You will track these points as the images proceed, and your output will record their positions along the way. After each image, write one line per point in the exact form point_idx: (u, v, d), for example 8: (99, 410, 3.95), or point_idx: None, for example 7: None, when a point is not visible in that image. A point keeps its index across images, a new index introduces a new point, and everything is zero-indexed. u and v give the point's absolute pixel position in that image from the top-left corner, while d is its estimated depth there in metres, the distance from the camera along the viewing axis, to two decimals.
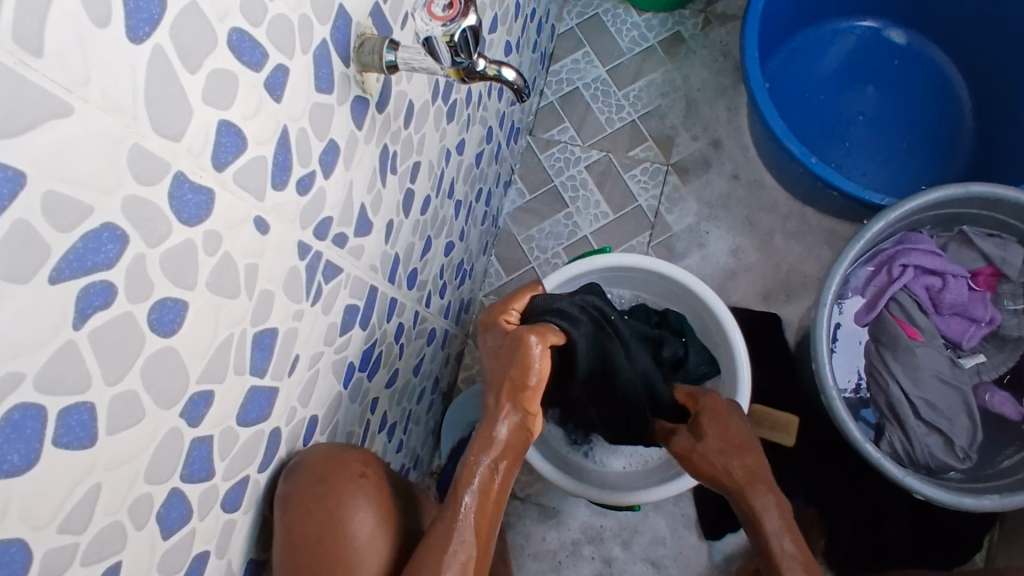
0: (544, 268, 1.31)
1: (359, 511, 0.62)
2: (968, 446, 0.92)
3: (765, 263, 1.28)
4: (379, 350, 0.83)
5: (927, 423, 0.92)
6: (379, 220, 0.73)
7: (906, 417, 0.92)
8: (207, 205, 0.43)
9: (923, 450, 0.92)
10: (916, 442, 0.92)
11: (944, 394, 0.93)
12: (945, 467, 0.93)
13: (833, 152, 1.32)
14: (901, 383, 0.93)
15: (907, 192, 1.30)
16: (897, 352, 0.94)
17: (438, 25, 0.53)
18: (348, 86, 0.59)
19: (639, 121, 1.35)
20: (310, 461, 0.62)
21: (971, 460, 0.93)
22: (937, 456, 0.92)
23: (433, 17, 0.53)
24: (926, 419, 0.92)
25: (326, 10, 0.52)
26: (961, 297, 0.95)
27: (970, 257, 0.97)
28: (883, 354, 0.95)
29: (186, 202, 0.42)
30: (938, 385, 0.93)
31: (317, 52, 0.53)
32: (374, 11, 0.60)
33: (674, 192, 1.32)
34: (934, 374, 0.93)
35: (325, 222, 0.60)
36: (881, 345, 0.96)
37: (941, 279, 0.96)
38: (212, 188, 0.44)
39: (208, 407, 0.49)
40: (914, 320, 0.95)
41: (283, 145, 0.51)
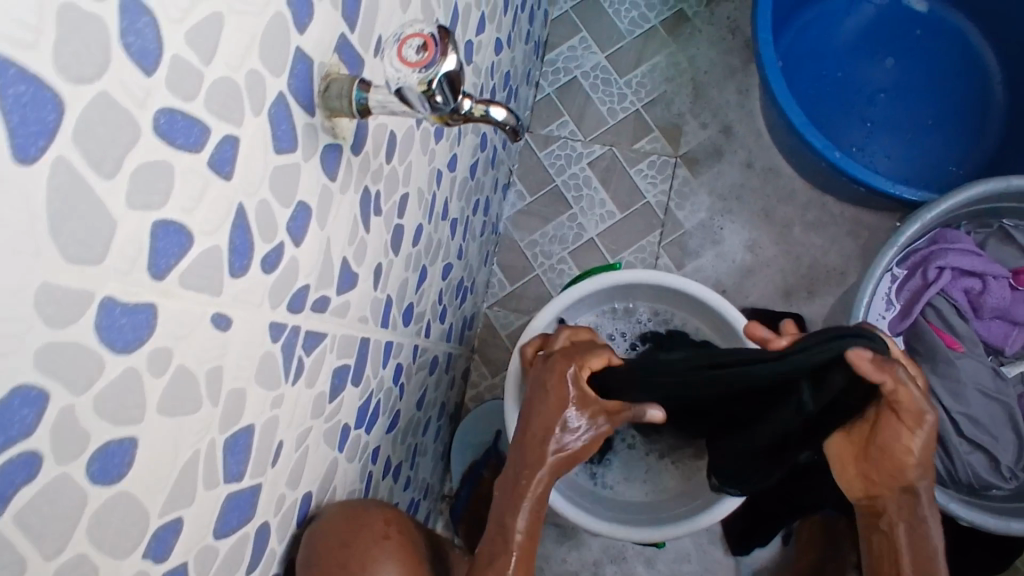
0: (550, 275, 1.24)
1: (384, 566, 0.60)
2: (1014, 464, 0.85)
3: (785, 258, 1.20)
4: (376, 399, 0.77)
5: (969, 439, 0.86)
6: (365, 269, 0.66)
7: (947, 434, 0.86)
8: (148, 323, 0.37)
9: (965, 469, 0.85)
10: (957, 461, 0.85)
11: (988, 409, 0.86)
12: (990, 488, 0.86)
13: (854, 134, 1.22)
14: (939, 395, 0.87)
15: (937, 171, 1.21)
16: (937, 364, 0.87)
17: (414, 72, 0.46)
18: (315, 137, 0.51)
19: (643, 110, 1.26)
20: (333, 522, 0.60)
21: (1018, 480, 0.86)
22: (981, 475, 0.85)
23: (407, 63, 0.47)
24: (968, 435, 0.86)
25: (279, 58, 0.44)
26: (1004, 300, 0.89)
27: (1011, 253, 0.91)
28: (921, 366, 0.89)
29: (121, 327, 0.35)
30: (982, 399, 0.86)
31: (273, 109, 0.45)
32: (341, 44, 0.52)
33: (684, 185, 1.23)
34: (978, 388, 0.86)
35: (301, 292, 0.53)
36: (919, 356, 0.89)
37: (981, 281, 0.90)
38: (154, 302, 0.37)
39: (176, 536, 0.43)
40: (953, 328, 0.89)
41: (240, 225, 0.43)
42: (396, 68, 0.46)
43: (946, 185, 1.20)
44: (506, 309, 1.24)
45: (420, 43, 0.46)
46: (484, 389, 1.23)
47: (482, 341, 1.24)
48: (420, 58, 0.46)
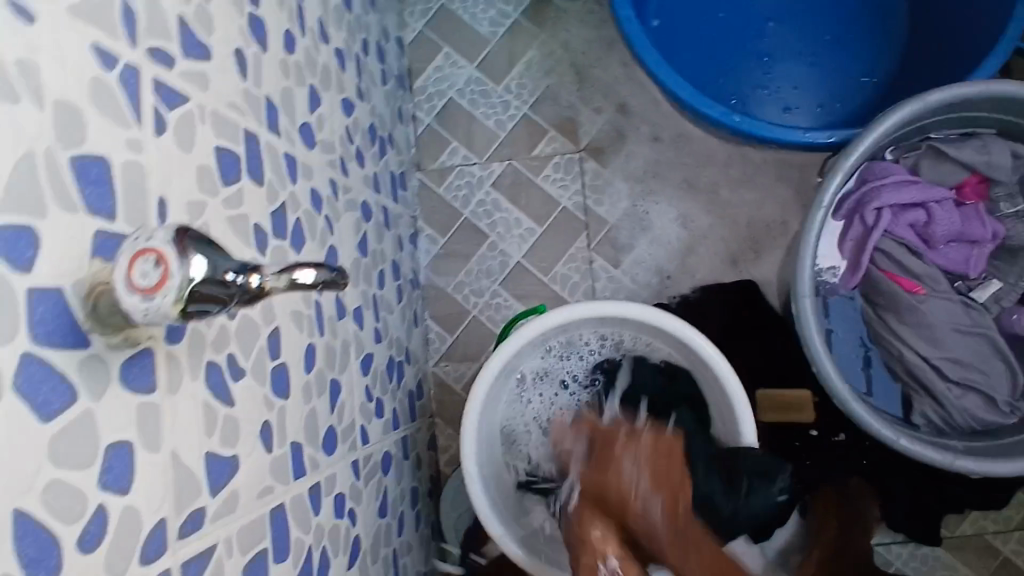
0: (488, 313, 1.16)
1: None
2: (1010, 397, 0.84)
3: (720, 223, 1.13)
4: (320, 550, 0.69)
5: (958, 383, 0.84)
6: (246, 443, 0.57)
7: (933, 384, 0.83)
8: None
9: (961, 414, 0.83)
10: (951, 408, 0.83)
11: (968, 346, 0.84)
12: (991, 427, 0.83)
13: (755, 74, 1.14)
14: (914, 346, 0.85)
15: (850, 88, 1.14)
16: (901, 313, 0.85)
17: (162, 295, 0.34)
18: (106, 363, 0.42)
19: (531, 112, 1.17)
20: None
21: (1019, 412, 0.83)
22: (979, 417, 0.83)
23: (144, 292, 0.34)
24: (955, 378, 0.84)
25: (2, 318, 0.36)
26: (953, 223, 0.86)
27: (950, 170, 0.87)
28: (886, 317, 0.87)
29: None
30: (959, 337, 0.84)
31: (18, 377, 0.36)
32: (97, 242, 0.43)
33: (597, 179, 1.15)
34: (952, 326, 0.84)
35: (158, 532, 0.46)
36: (881, 308, 0.87)
37: (924, 211, 0.86)
38: None
39: None
40: (908, 270, 0.86)
41: (25, 532, 0.36)
42: (133, 307, 0.33)
43: (862, 100, 1.13)
44: (454, 361, 1.17)
45: (153, 258, 0.34)
46: (457, 450, 1.16)
47: (439, 401, 1.17)
48: (155, 277, 0.34)
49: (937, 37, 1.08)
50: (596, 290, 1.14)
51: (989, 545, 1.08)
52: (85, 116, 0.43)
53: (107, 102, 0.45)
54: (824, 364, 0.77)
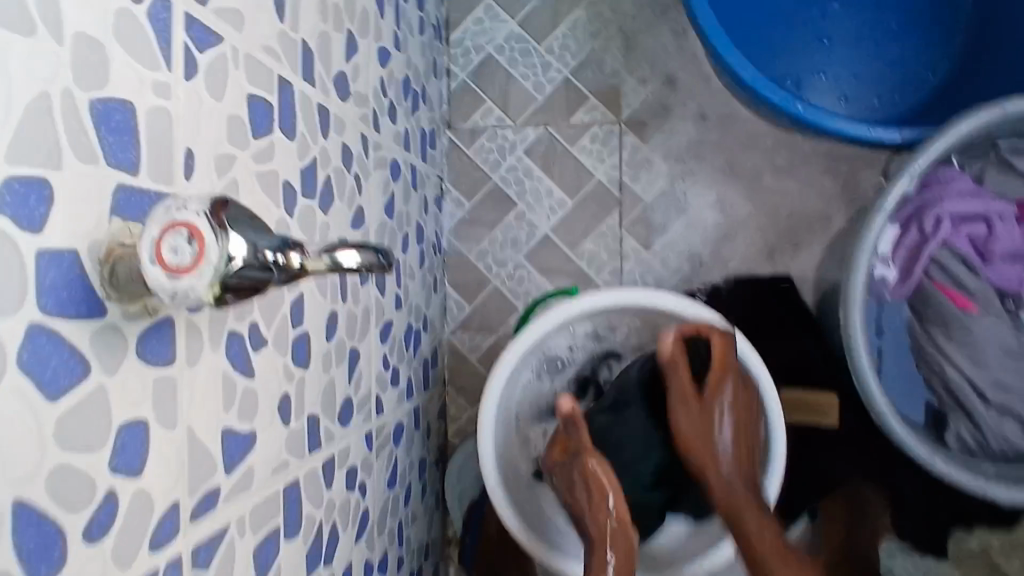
0: (510, 284, 1.12)
1: None
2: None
3: (761, 212, 1.07)
4: (330, 524, 0.67)
5: (999, 407, 0.80)
6: (262, 417, 0.54)
7: (973, 406, 0.80)
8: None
9: (997, 439, 0.79)
10: (988, 432, 0.79)
11: (1016, 371, 0.79)
12: None
13: (812, 59, 1.07)
14: (958, 365, 0.80)
15: (912, 81, 1.06)
16: (950, 331, 0.81)
17: (196, 274, 0.30)
18: (122, 337, 0.38)
19: (572, 77, 1.10)
20: None
21: None
22: (1016, 444, 0.79)
23: (173, 270, 0.30)
24: (997, 403, 0.79)
25: (9, 284, 0.31)
26: (1013, 241, 0.81)
27: (1016, 184, 0.83)
28: (934, 333, 0.82)
29: None
30: (1009, 361, 0.79)
31: (26, 350, 0.32)
32: (118, 200, 0.38)
33: (635, 154, 1.09)
34: (1001, 349, 0.79)
35: (171, 514, 0.43)
36: (929, 323, 0.83)
37: (985, 225, 0.82)
38: None
39: None
40: (963, 286, 0.81)
41: (28, 524, 0.33)
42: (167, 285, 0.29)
43: (924, 96, 1.06)
44: (471, 331, 1.13)
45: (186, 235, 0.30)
46: (466, 421, 1.14)
47: (452, 370, 1.14)
48: (192, 254, 0.30)
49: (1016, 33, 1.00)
50: (623, 270, 1.10)
51: None
52: (111, 55, 0.38)
53: (134, 40, 0.40)
54: (868, 377, 0.74)
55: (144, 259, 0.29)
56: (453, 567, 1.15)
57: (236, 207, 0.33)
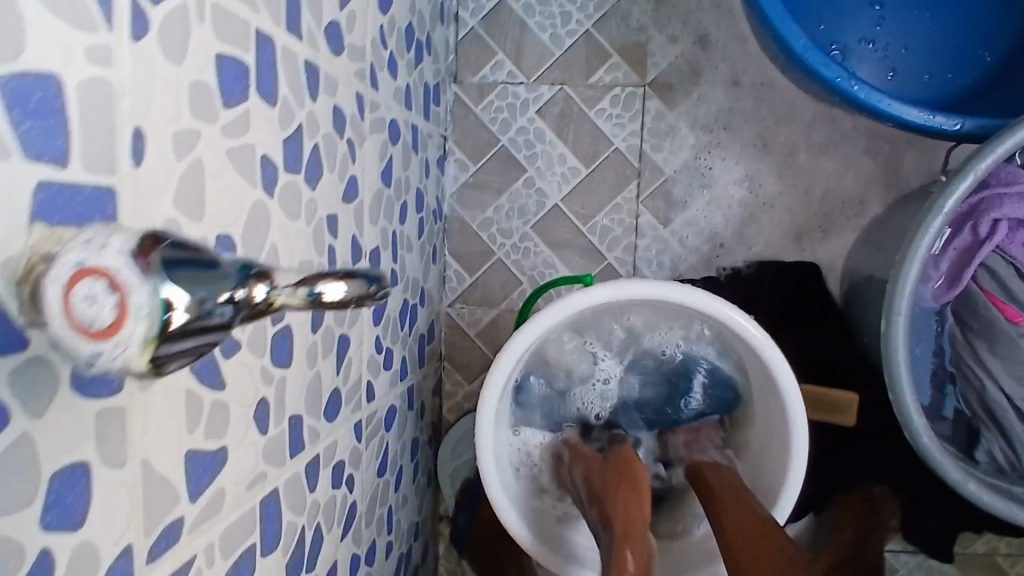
0: (514, 257, 1.04)
1: None
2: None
3: (791, 192, 0.99)
4: (313, 527, 0.63)
5: None
6: (235, 432, 0.47)
7: (1010, 425, 0.75)
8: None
9: None
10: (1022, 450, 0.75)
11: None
12: None
13: (862, 23, 0.96)
14: (998, 378, 0.75)
15: (965, 57, 0.96)
16: (995, 343, 0.75)
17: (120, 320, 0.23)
18: (53, 369, 0.31)
19: (594, 30, 0.99)
20: None
21: None
22: None
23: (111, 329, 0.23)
24: None
25: None
26: None
27: None
28: (976, 344, 0.77)
29: None
30: None
31: None
32: (41, 200, 0.30)
33: (658, 121, 0.99)
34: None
35: (123, 562, 0.37)
36: (971, 332, 0.77)
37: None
38: None
39: None
40: (1014, 295, 0.75)
41: None
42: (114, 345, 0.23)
43: (978, 75, 0.95)
44: (470, 305, 1.06)
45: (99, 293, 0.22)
46: (463, 398, 1.09)
47: (449, 344, 1.07)
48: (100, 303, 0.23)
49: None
50: (637, 248, 1.02)
51: (997, 565, 1.04)
52: (27, 14, 0.29)
53: None
54: (905, 392, 0.68)
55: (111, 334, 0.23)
56: (443, 544, 1.12)
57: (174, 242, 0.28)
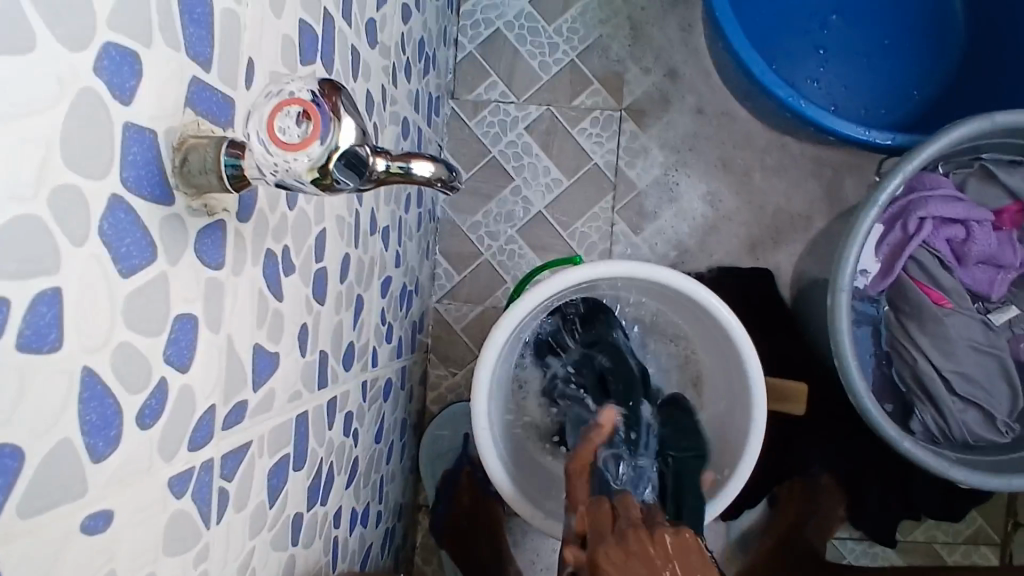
0: (501, 258, 1.14)
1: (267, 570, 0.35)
2: (1008, 417, 0.90)
3: (747, 208, 1.12)
4: (328, 463, 0.67)
5: (962, 397, 0.89)
6: (286, 341, 0.54)
7: (938, 393, 0.89)
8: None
9: (958, 426, 0.89)
10: (949, 419, 0.89)
11: (981, 364, 0.89)
12: (982, 442, 0.90)
13: (806, 67, 1.14)
14: (929, 355, 0.89)
15: (896, 98, 1.14)
16: (924, 323, 0.90)
17: (299, 135, 0.32)
18: (183, 228, 0.38)
19: (579, 60, 1.12)
20: None
21: (1012, 432, 0.90)
22: (975, 431, 0.89)
23: (285, 142, 0.32)
24: (961, 393, 0.89)
25: (96, 152, 0.31)
26: (988, 246, 0.91)
27: (994, 193, 0.92)
28: (908, 325, 0.91)
29: None
30: (973, 354, 0.89)
31: (106, 219, 0.32)
32: (192, 91, 0.38)
33: (633, 141, 1.12)
34: (969, 343, 0.89)
35: (207, 419, 0.42)
36: (904, 314, 0.91)
37: (964, 229, 0.91)
38: None
39: None
40: (939, 283, 0.90)
41: (92, 399, 0.32)
42: (264, 158, 0.31)
43: (906, 113, 1.14)
44: (458, 301, 1.14)
45: (298, 112, 0.32)
46: (446, 389, 1.15)
47: (435, 337, 1.14)
48: (294, 126, 0.32)
49: (1004, 65, 1.07)
50: (613, 252, 1.13)
51: (936, 553, 1.14)
52: None
53: None
54: (850, 362, 0.81)
55: (275, 139, 0.31)
56: (421, 534, 1.15)
57: (349, 94, 0.33)
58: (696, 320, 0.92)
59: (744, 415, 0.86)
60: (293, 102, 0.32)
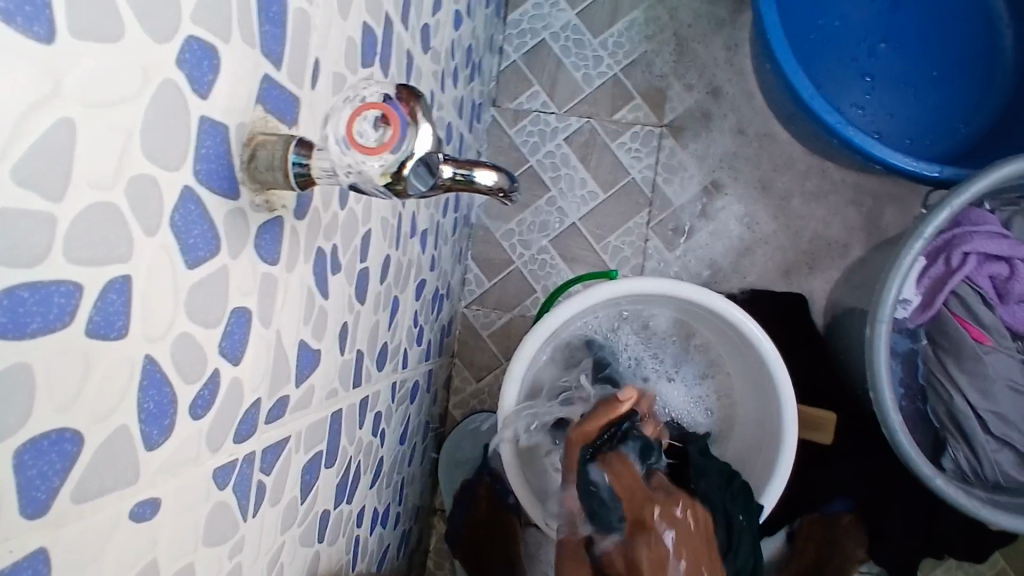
0: (532, 268, 1.14)
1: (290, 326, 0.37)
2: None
3: (784, 232, 1.11)
4: (356, 461, 0.68)
5: (996, 437, 0.87)
6: (328, 339, 0.55)
7: (973, 432, 0.86)
8: (38, 575, 0.27)
9: (992, 467, 0.86)
10: (983, 459, 0.87)
11: (1018, 406, 0.87)
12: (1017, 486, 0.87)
13: (850, 93, 1.12)
14: (965, 393, 0.87)
15: (941, 130, 1.13)
16: (962, 360, 0.88)
17: (377, 138, 0.32)
18: (246, 222, 0.39)
19: (621, 74, 1.12)
20: None
21: None
22: (1008, 473, 0.86)
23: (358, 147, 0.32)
24: (996, 433, 0.87)
25: (173, 143, 0.32)
26: None
27: None
28: (945, 360, 0.89)
29: None
30: (1012, 396, 0.87)
31: (177, 214, 0.32)
32: (264, 89, 0.39)
33: (672, 158, 1.12)
34: (1006, 383, 0.87)
35: (252, 412, 0.42)
36: (943, 350, 0.89)
37: (1008, 266, 0.88)
38: (41, 543, 0.27)
39: None
40: (980, 320, 0.88)
41: (152, 384, 0.32)
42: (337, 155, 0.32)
43: (950, 146, 1.12)
44: (486, 307, 1.14)
45: (376, 115, 0.32)
46: (469, 394, 1.15)
47: (461, 342, 1.15)
48: (375, 134, 0.32)
49: None
50: (644, 268, 1.12)
51: None
52: None
53: None
54: (885, 392, 0.80)
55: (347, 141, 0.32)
56: (435, 538, 1.15)
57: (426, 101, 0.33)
58: (747, 357, 0.90)
59: (767, 464, 0.87)
60: (371, 106, 0.32)
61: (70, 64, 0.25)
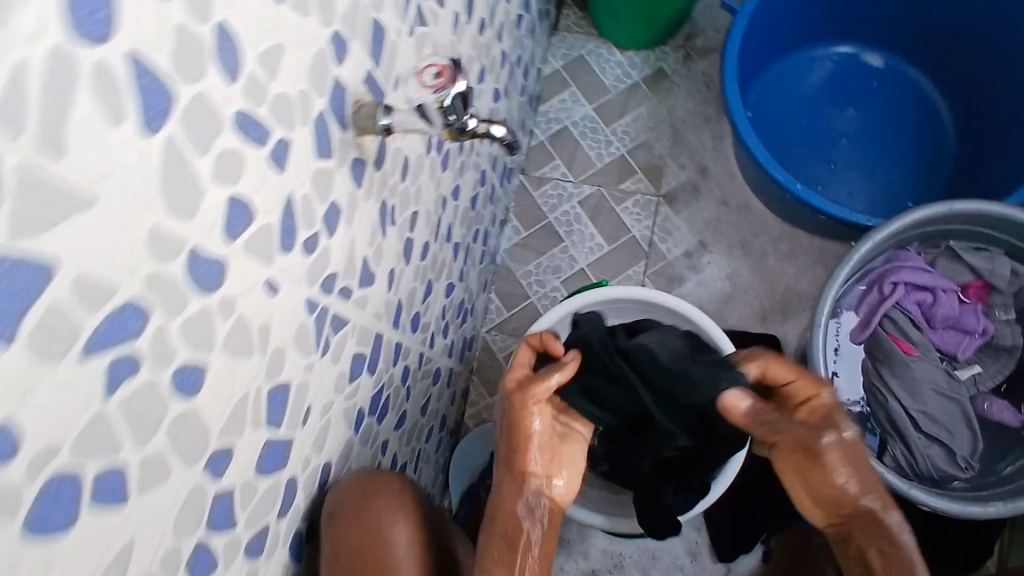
0: (544, 303, 1.35)
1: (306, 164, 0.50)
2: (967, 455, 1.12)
3: (760, 284, 1.31)
4: (388, 392, 0.87)
5: (927, 434, 1.12)
6: (382, 270, 0.77)
7: (908, 432, 1.11)
8: (219, 275, 0.47)
9: (925, 460, 1.11)
10: (917, 454, 1.11)
11: (943, 406, 1.12)
12: (948, 476, 1.12)
13: (819, 177, 1.36)
14: (899, 398, 1.12)
15: (895, 210, 1.34)
16: (896, 368, 1.13)
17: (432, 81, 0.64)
18: (347, 150, 0.63)
19: (627, 154, 1.39)
20: (348, 487, 0.70)
21: (972, 468, 1.12)
22: (940, 465, 1.11)
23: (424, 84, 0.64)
24: (928, 431, 1.11)
25: (321, 82, 0.56)
26: (951, 311, 1.14)
27: (960, 270, 1.15)
28: (882, 370, 1.14)
29: (201, 273, 0.45)
30: (938, 398, 1.12)
31: (316, 124, 0.56)
32: (368, 78, 0.64)
33: (666, 221, 1.35)
34: (932, 387, 1.12)
35: (331, 278, 0.64)
36: (878, 361, 1.15)
37: (931, 295, 1.14)
38: (224, 259, 0.47)
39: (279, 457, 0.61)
40: (909, 338, 1.14)
41: (288, 213, 0.54)
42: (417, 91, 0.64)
43: None
44: (503, 334, 1.34)
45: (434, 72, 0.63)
46: (483, 408, 1.32)
47: (480, 361, 1.34)
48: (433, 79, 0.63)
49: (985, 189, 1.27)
50: None
51: None
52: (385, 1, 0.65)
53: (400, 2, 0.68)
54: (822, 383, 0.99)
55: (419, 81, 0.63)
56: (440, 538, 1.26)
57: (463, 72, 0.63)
58: None
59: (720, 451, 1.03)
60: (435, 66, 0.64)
61: (286, 16, 0.50)
